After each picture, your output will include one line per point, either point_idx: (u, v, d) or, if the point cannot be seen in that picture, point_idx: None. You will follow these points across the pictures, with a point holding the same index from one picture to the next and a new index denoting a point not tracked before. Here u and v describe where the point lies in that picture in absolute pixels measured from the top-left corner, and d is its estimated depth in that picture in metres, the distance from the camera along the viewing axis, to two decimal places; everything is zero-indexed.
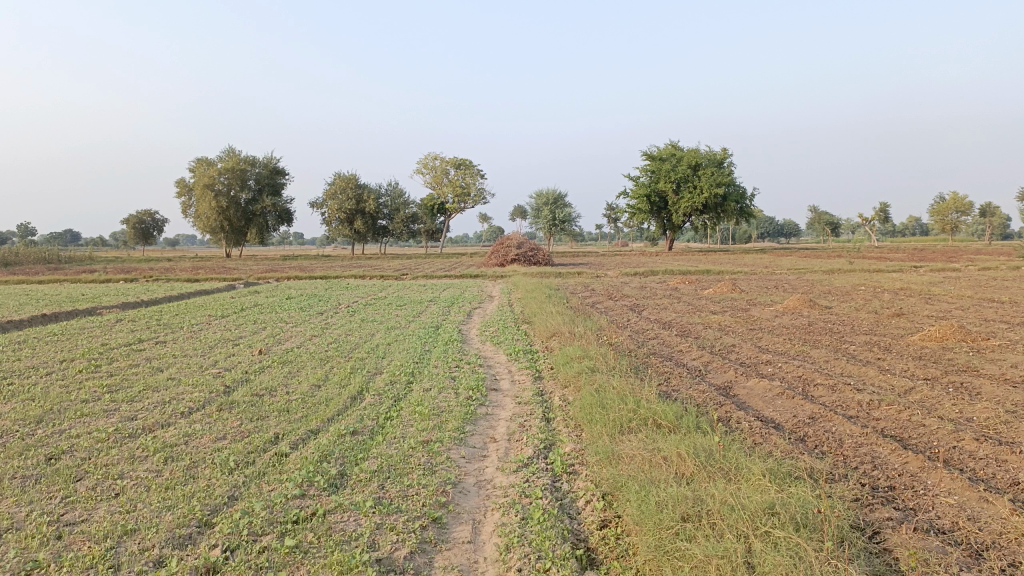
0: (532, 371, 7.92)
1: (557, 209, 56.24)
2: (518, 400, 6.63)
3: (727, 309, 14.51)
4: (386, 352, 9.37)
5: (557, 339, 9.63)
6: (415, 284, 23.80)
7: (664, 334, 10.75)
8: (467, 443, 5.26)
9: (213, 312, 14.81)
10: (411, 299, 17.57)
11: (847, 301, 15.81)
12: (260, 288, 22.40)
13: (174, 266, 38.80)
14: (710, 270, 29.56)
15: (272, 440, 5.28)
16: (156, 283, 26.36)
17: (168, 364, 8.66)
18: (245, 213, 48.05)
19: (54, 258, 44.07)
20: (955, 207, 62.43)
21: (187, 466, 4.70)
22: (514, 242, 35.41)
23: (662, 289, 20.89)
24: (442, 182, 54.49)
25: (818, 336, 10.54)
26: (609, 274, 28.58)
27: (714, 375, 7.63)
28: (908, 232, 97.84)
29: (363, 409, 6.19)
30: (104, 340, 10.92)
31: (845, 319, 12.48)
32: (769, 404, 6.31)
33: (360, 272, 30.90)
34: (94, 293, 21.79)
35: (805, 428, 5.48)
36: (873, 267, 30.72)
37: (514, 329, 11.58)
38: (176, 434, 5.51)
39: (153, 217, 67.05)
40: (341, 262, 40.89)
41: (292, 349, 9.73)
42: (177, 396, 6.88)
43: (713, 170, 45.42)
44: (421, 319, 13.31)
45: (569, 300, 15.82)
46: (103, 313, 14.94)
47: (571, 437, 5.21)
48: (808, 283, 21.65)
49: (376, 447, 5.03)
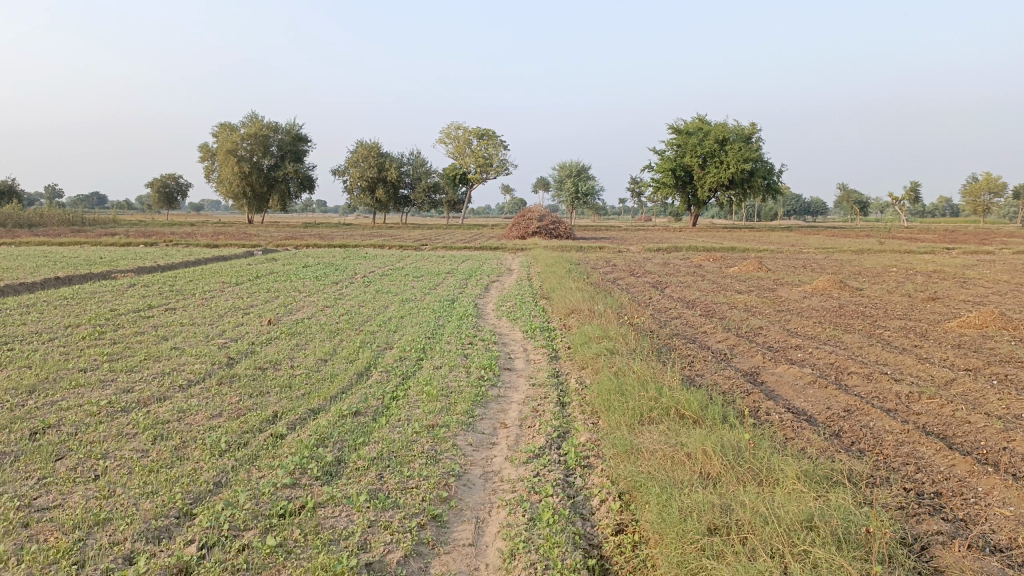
0: (549, 350, 7.57)
1: (581, 182, 55.55)
2: (532, 382, 6.29)
3: (753, 289, 14.04)
4: (398, 325, 9.06)
5: (576, 317, 9.25)
6: (435, 255, 23.51)
7: (687, 314, 10.31)
8: (476, 428, 4.93)
9: (227, 279, 14.60)
10: (429, 270, 17.25)
11: (879, 283, 15.23)
12: (279, 255, 22.21)
13: (196, 232, 38.88)
14: (735, 247, 28.89)
15: (268, 419, 4.98)
16: (175, 248, 26.29)
17: (173, 333, 8.41)
18: (267, 180, 47.91)
19: (79, 221, 44.31)
20: (988, 188, 60.94)
21: (176, 446, 4.41)
22: (535, 214, 34.94)
23: (686, 265, 20.42)
24: (465, 152, 53.93)
25: (849, 320, 10.06)
26: (632, 249, 28.07)
27: (740, 360, 7.22)
28: (938, 213, 95.86)
29: (368, 387, 5.89)
30: (115, 305, 10.73)
31: (877, 303, 11.96)
32: (800, 394, 5.91)
33: (380, 241, 30.57)
34: (113, 256, 21.73)
35: (839, 422, 5.09)
36: (904, 247, 29.92)
37: (532, 304, 11.20)
38: (169, 409, 5.22)
39: (177, 181, 67.12)
40: (362, 231, 40.65)
41: (303, 320, 9.45)
42: (177, 368, 6.62)
43: (740, 145, 44.46)
44: (437, 291, 12.99)
45: (590, 276, 15.38)
46: (117, 277, 14.77)
47: (588, 425, 4.86)
48: (838, 263, 21.03)
49: (377, 431, 4.71)
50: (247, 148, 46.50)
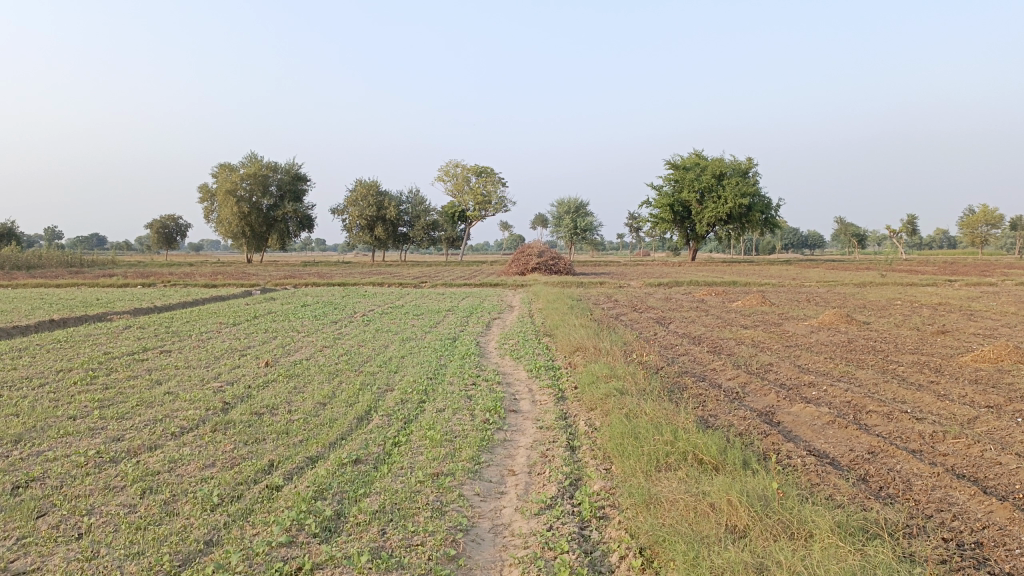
0: (555, 391, 7.32)
1: (579, 218, 55.63)
2: (540, 425, 6.03)
3: (758, 323, 13.83)
4: (398, 366, 8.81)
5: (581, 355, 9.02)
6: (435, 292, 23.32)
7: (694, 350, 10.08)
8: (483, 476, 4.68)
9: (224, 319, 14.37)
10: (428, 308, 17.05)
11: (885, 317, 15.03)
12: (277, 294, 22.01)
13: (194, 272, 38.75)
14: (736, 281, 28.77)
15: (264, 469, 4.73)
16: (173, 288, 26.10)
17: (167, 376, 8.16)
18: (266, 219, 47.94)
19: (78, 263, 44.18)
20: (985, 220, 61.07)
21: (165, 501, 4.16)
22: (535, 250, 34.87)
23: (688, 300, 20.23)
24: (464, 189, 54.08)
25: (860, 355, 9.83)
26: (633, 284, 27.92)
27: (753, 399, 6.96)
28: (935, 245, 96.04)
29: (369, 432, 5.64)
30: (108, 348, 10.48)
31: (886, 337, 11.74)
32: (819, 434, 5.66)
33: (379, 279, 30.47)
34: (109, 297, 21.50)
35: (864, 466, 4.85)
36: (906, 280, 29.79)
37: (536, 342, 10.96)
38: (160, 459, 4.97)
39: (176, 222, 67.21)
40: (362, 269, 40.59)
41: (301, 362, 9.20)
42: (170, 414, 6.36)
43: (738, 180, 44.60)
44: (438, 329, 12.77)
45: (592, 312, 15.18)
46: (113, 319, 14.54)
47: (602, 472, 4.61)
48: (841, 297, 20.84)
49: (379, 480, 4.46)
50: (246, 188, 46.59)
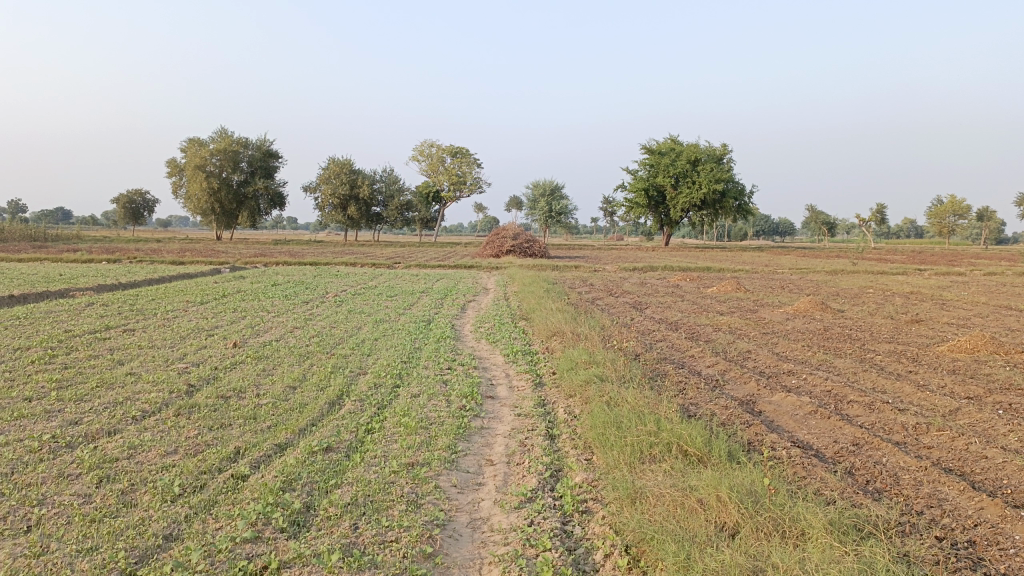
0: (532, 377, 7.15)
1: (554, 201, 55.43)
2: (518, 412, 5.86)
3: (734, 310, 13.80)
4: (371, 349, 8.59)
5: (558, 340, 8.86)
6: (409, 273, 23.05)
7: (672, 336, 9.96)
8: (459, 466, 4.50)
9: (192, 297, 14.02)
10: (402, 289, 16.80)
11: (859, 305, 15.09)
12: (247, 273, 21.57)
13: (162, 248, 37.98)
14: (710, 267, 28.82)
15: (230, 458, 4.50)
16: (139, 264, 25.53)
17: (130, 356, 7.85)
18: (236, 196, 47.10)
19: (41, 237, 43.04)
20: (952, 211, 61.93)
21: (123, 491, 3.91)
22: (510, 232, 34.65)
23: (664, 285, 20.19)
24: (438, 170, 53.56)
25: (837, 343, 9.79)
26: (608, 269, 27.86)
27: (734, 388, 6.85)
28: (904, 234, 97.46)
29: (341, 418, 5.43)
30: (69, 326, 10.11)
31: (862, 325, 11.73)
32: (802, 425, 5.57)
33: (351, 259, 30.09)
34: (73, 273, 20.90)
35: (850, 459, 4.75)
36: (876, 268, 30.08)
37: (511, 326, 10.79)
38: (119, 445, 4.72)
39: (144, 197, 65.84)
40: (334, 248, 40.06)
41: (270, 343, 8.94)
42: (132, 397, 6.09)
43: (713, 166, 44.66)
44: (412, 311, 12.53)
45: (568, 296, 15.04)
46: (75, 296, 14.10)
47: (584, 464, 4.45)
48: (815, 284, 20.92)
49: (351, 470, 4.26)
50: (216, 163, 45.69)
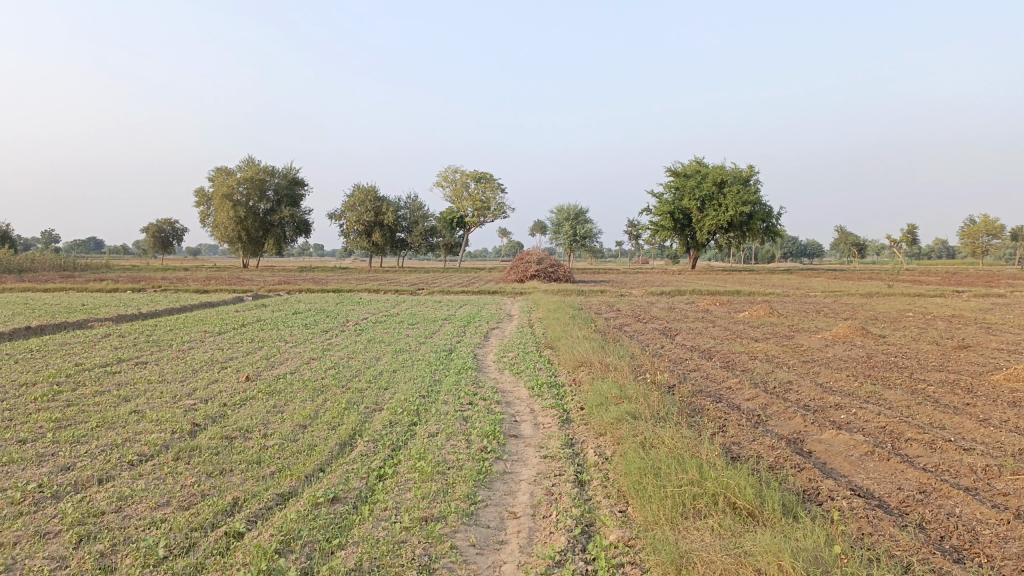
0: (559, 412, 6.67)
1: (578, 225, 55.03)
2: (544, 454, 5.39)
3: (769, 335, 13.23)
4: (389, 382, 8.16)
5: (586, 371, 8.37)
6: (432, 299, 22.73)
7: (706, 365, 9.44)
8: (480, 520, 4.04)
9: (210, 327, 13.72)
10: (425, 316, 16.40)
11: (900, 330, 14.42)
12: (269, 301, 21.35)
13: (188, 276, 38.23)
14: (740, 291, 28.15)
15: (226, 511, 4.08)
16: (164, 293, 25.51)
17: (137, 393, 7.49)
18: (263, 224, 47.31)
19: (71, 266, 43.47)
20: (986, 230, 60.46)
21: (103, 553, 3.50)
22: (534, 257, 34.26)
23: (692, 309, 19.65)
24: (462, 195, 53.43)
25: (884, 372, 9.19)
26: (635, 293, 27.32)
27: (778, 424, 6.32)
28: (934, 254, 95.75)
29: (351, 462, 4.99)
30: (81, 359, 9.81)
31: (907, 352, 11.11)
32: (859, 468, 5.05)
33: (375, 285, 29.90)
34: (96, 303, 20.80)
35: (919, 510, 4.21)
36: (912, 290, 29.24)
37: (536, 356, 10.31)
38: (107, 496, 4.31)
39: (172, 226, 66.39)
40: (358, 275, 40.02)
41: (284, 376, 8.55)
42: (132, 438, 5.72)
43: (739, 188, 44.00)
44: (433, 340, 12.11)
45: (594, 322, 14.54)
46: (94, 326, 13.89)
47: (618, 518, 3.97)
48: (850, 307, 20.22)
49: (358, 526, 3.82)
50: (243, 192, 45.95)
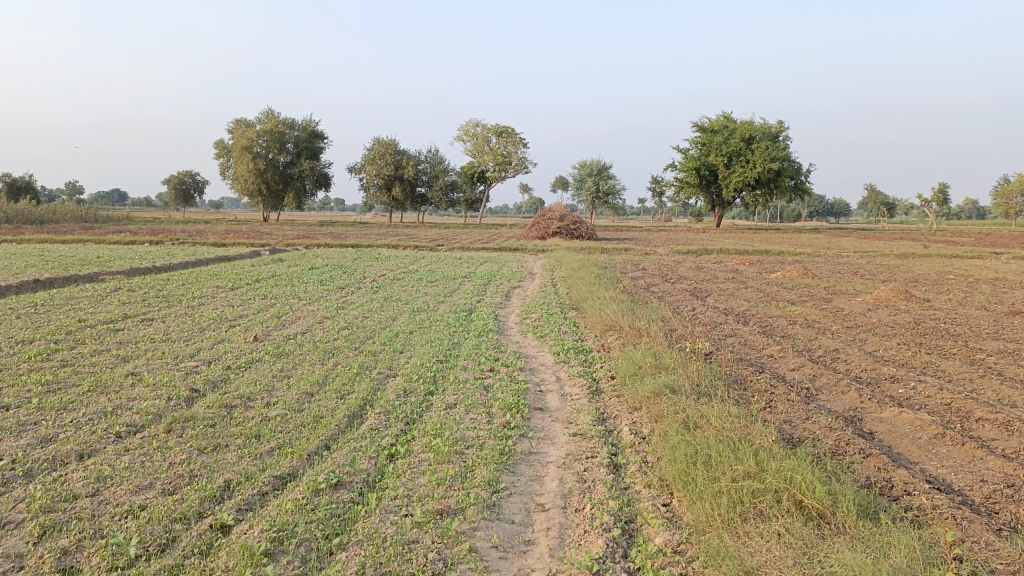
0: (587, 382, 6.13)
1: (602, 181, 53.99)
2: (573, 431, 4.84)
3: (805, 298, 12.57)
4: (405, 344, 7.65)
5: (615, 336, 7.80)
6: (452, 256, 22.21)
7: (743, 330, 8.84)
8: (503, 513, 3.51)
9: (222, 282, 13.29)
10: (445, 274, 15.87)
11: (945, 294, 13.65)
12: (285, 255, 20.90)
13: (208, 228, 38.00)
14: (769, 250, 27.32)
15: (214, 498, 3.59)
16: (182, 246, 25.25)
17: (137, 353, 7.02)
18: (282, 177, 46.78)
19: (91, 218, 43.30)
20: (1020, 190, 58.57)
21: (66, 550, 3.01)
22: (556, 213, 33.51)
23: (721, 269, 18.98)
24: (483, 150, 52.52)
25: (937, 340, 8.54)
26: (661, 251, 26.60)
27: (831, 399, 5.74)
28: (965, 214, 93.57)
29: (360, 438, 4.48)
30: (86, 314, 9.38)
31: (956, 318, 10.40)
32: (930, 455, 4.49)
33: (394, 241, 29.40)
34: (112, 255, 20.46)
35: (1011, 508, 3.62)
36: (949, 251, 28.21)
37: (561, 317, 9.75)
38: (84, 477, 3.83)
39: (193, 178, 66.00)
40: (378, 229, 39.60)
41: (294, 336, 8.04)
42: (124, 405, 5.26)
43: (767, 144, 42.74)
44: (452, 299, 11.57)
45: (620, 282, 13.90)
46: (105, 280, 13.51)
47: (663, 516, 3.43)
48: (887, 269, 19.43)
49: (363, 520, 3.31)
50: (263, 144, 45.36)
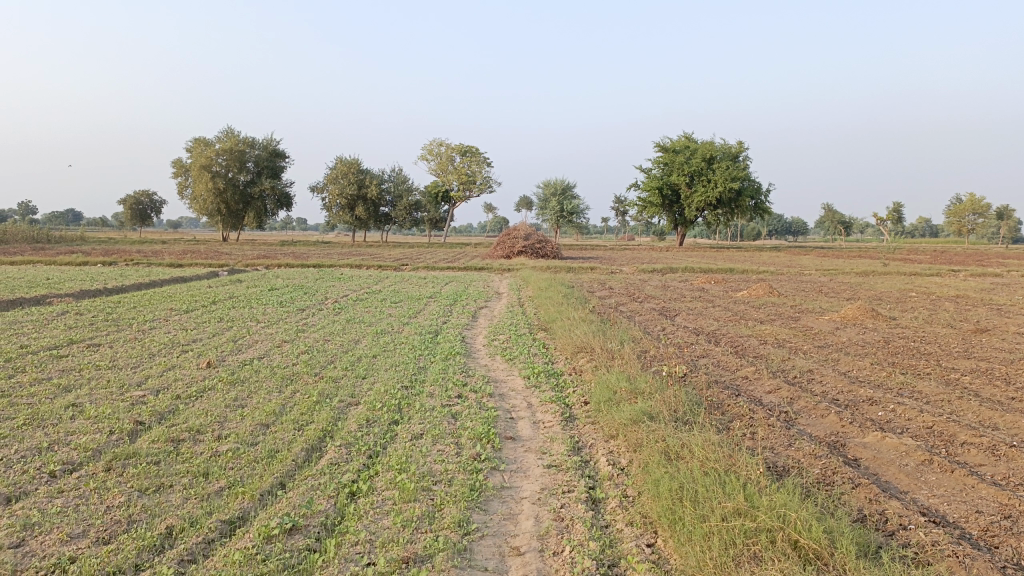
0: (560, 409, 5.86)
1: (566, 200, 54.10)
2: (548, 463, 4.56)
3: (773, 317, 12.49)
4: (368, 369, 7.30)
5: (587, 359, 7.55)
6: (416, 275, 21.88)
7: (715, 351, 8.67)
8: (475, 559, 3.22)
9: (177, 305, 12.77)
10: (409, 294, 15.52)
11: (909, 312, 13.71)
12: (244, 276, 20.34)
13: (165, 249, 37.07)
14: (733, 268, 27.43)
15: (153, 548, 3.24)
16: (136, 267, 24.50)
17: (80, 382, 6.57)
18: (243, 196, 45.97)
19: (43, 239, 41.99)
20: (971, 209, 60.08)
21: None
22: (521, 233, 33.39)
23: (687, 289, 18.96)
24: (447, 169, 52.32)
25: (910, 360, 8.45)
26: (626, 270, 26.58)
27: (811, 424, 5.55)
28: (918, 233, 95.87)
29: (319, 476, 4.15)
30: (28, 340, 8.85)
31: (924, 337, 10.37)
32: (920, 484, 4.30)
33: (357, 261, 28.98)
34: (62, 277, 19.70)
35: (1011, 542, 3.44)
36: (907, 269, 28.65)
37: (529, 339, 9.49)
38: (6, 525, 3.44)
39: (151, 198, 64.66)
40: (340, 250, 39.05)
41: (250, 362, 7.65)
42: (62, 441, 4.84)
43: (728, 164, 43.21)
44: (417, 321, 11.23)
45: (588, 302, 13.73)
46: (52, 303, 12.89)
47: (649, 560, 3.17)
48: (849, 286, 19.57)
49: (319, 573, 2.99)
50: (223, 163, 44.55)
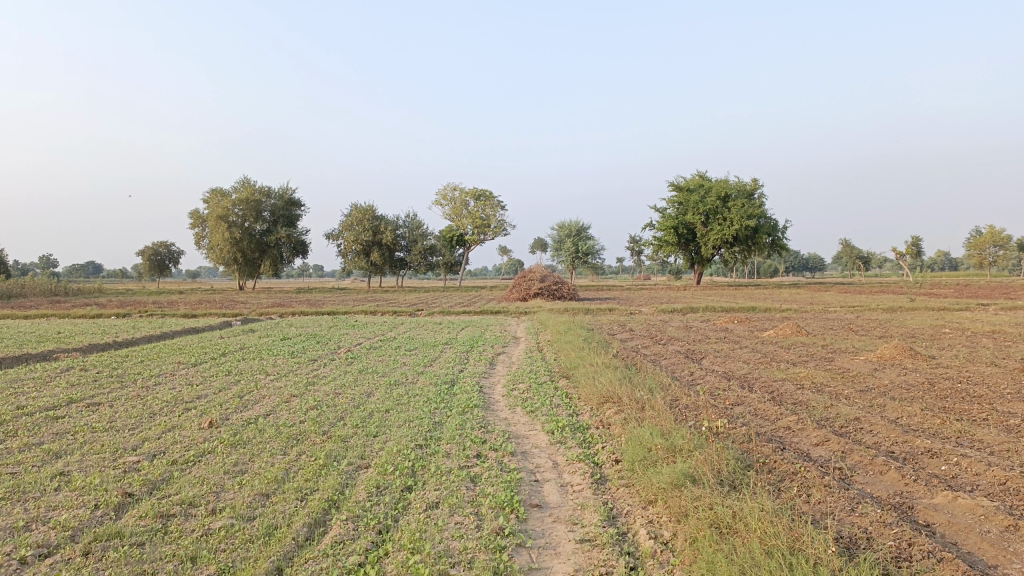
0: (589, 469, 5.33)
1: (581, 241, 53.81)
2: (580, 536, 4.04)
3: (805, 358, 11.90)
4: (380, 426, 6.82)
5: (614, 411, 7.02)
6: (432, 321, 21.49)
7: (750, 398, 8.11)
8: None
9: (186, 358, 12.37)
10: (423, 341, 15.07)
11: (949, 350, 13.03)
12: (257, 326, 20.01)
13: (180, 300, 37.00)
14: (754, 307, 26.78)
15: None
16: (151, 318, 24.29)
17: (72, 448, 6.12)
18: (258, 244, 46.02)
19: (61, 291, 42.04)
20: (993, 241, 59.09)
21: None
22: (536, 275, 32.97)
23: (710, 329, 18.40)
24: (462, 213, 52.28)
25: (962, 404, 7.84)
26: (645, 310, 26.03)
27: (870, 482, 4.99)
28: (937, 266, 94.70)
29: (322, 559, 3.64)
30: (25, 400, 8.44)
31: (971, 377, 9.73)
32: (1010, 556, 3.73)
33: (373, 306, 28.63)
34: (73, 330, 19.41)
35: None
36: (935, 304, 27.87)
37: (550, 388, 8.98)
38: None
39: (169, 248, 65.09)
40: (356, 296, 38.81)
41: (255, 420, 7.16)
42: (40, 519, 4.36)
43: (744, 202, 42.79)
44: (432, 370, 10.74)
45: (610, 346, 13.18)
46: (58, 359, 12.52)
47: None
48: (880, 324, 18.89)
49: None
50: (239, 213, 44.71)
